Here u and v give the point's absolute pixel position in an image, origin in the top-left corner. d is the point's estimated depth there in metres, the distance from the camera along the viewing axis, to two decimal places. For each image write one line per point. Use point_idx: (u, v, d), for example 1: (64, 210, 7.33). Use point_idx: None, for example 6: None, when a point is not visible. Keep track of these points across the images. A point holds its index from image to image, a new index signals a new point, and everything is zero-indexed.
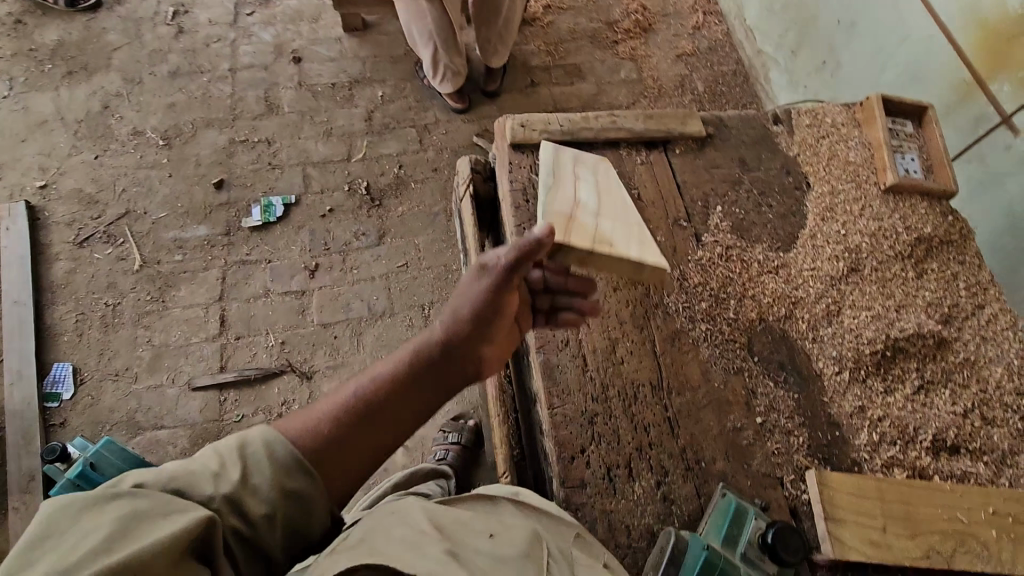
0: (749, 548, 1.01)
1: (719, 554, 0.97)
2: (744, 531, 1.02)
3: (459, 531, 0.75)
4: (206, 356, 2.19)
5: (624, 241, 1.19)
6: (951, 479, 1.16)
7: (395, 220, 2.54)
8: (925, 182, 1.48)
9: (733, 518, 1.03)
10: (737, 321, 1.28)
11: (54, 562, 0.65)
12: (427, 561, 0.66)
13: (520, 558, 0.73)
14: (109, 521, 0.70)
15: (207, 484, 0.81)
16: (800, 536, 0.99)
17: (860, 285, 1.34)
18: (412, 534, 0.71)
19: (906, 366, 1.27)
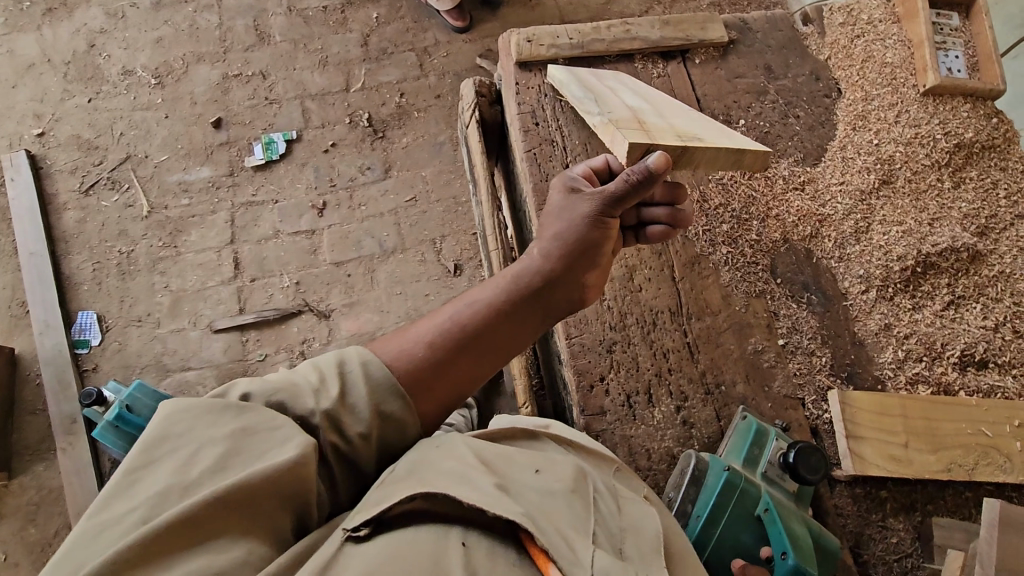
0: (769, 468, 1.02)
1: (740, 474, 0.98)
2: (764, 452, 1.04)
3: (505, 467, 0.74)
4: (224, 299, 2.22)
5: (709, 136, 1.02)
6: (976, 394, 1.15)
7: (400, 153, 2.46)
8: (969, 81, 1.36)
9: (754, 439, 1.04)
10: (760, 243, 1.23)
11: (172, 476, 0.65)
12: (479, 495, 0.66)
13: (568, 492, 0.72)
14: (222, 436, 0.69)
15: (312, 399, 0.79)
16: (821, 456, 1.00)
17: (891, 198, 1.27)
18: (460, 468, 0.71)
19: (938, 281, 1.22)
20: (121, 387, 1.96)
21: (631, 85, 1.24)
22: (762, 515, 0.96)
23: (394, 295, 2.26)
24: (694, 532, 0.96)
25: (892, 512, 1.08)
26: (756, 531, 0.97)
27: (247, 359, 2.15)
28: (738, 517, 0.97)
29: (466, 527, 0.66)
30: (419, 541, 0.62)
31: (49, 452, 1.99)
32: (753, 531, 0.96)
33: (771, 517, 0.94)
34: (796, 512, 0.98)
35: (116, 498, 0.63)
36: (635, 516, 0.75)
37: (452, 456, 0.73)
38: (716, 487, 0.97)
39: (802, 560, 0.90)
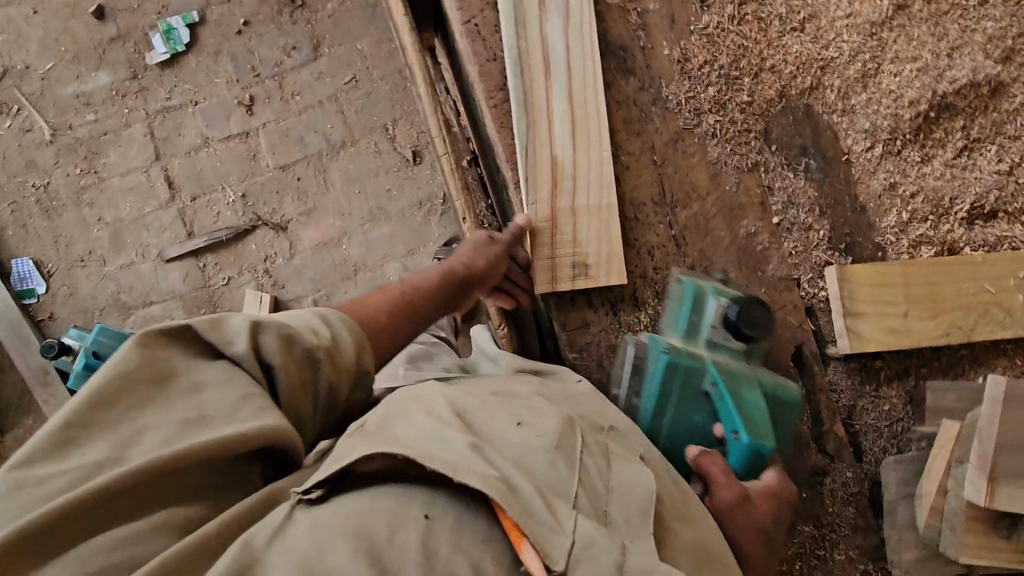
0: (714, 332, 0.88)
1: (680, 355, 0.86)
2: (705, 316, 0.90)
3: (486, 417, 0.63)
4: (168, 224, 2.02)
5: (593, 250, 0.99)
6: (981, 249, 1.06)
7: (327, 23, 2.08)
8: None
9: (690, 306, 0.90)
10: (752, 105, 1.05)
11: (105, 447, 0.51)
12: (451, 454, 0.55)
13: (555, 442, 0.61)
14: (177, 407, 0.54)
15: (315, 345, 0.66)
16: (762, 304, 0.85)
17: (907, 28, 1.06)
18: (431, 423, 0.59)
19: (952, 124, 1.07)
20: (83, 333, 1.86)
21: None
22: (711, 391, 0.86)
23: (352, 195, 2.07)
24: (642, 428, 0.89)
25: (886, 380, 1.06)
26: (707, 407, 0.88)
27: (210, 286, 2.02)
28: (686, 399, 0.88)
29: (429, 495, 0.54)
30: (376, 513, 0.50)
31: (34, 406, 1.95)
32: (704, 410, 0.87)
33: (721, 394, 0.84)
34: (746, 377, 0.87)
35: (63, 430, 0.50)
36: (626, 470, 0.63)
37: (420, 409, 0.62)
38: (656, 376, 0.87)
39: (753, 431, 0.82)
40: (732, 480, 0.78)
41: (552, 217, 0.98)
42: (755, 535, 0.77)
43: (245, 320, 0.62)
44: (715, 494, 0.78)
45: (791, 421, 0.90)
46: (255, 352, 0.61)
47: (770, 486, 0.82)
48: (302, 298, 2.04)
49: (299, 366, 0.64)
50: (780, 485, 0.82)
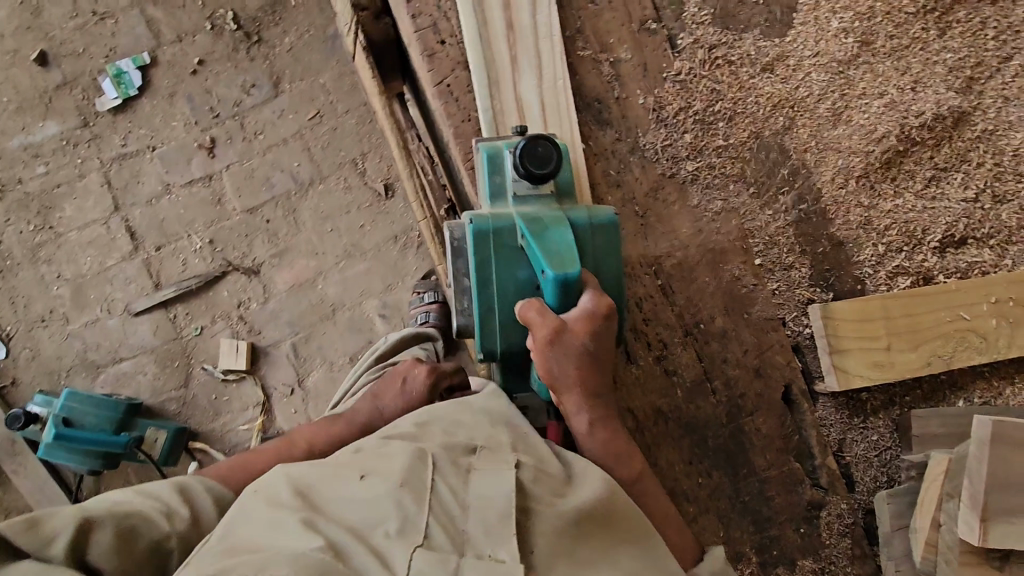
0: (517, 186, 0.87)
1: (485, 219, 0.84)
2: (505, 172, 0.88)
3: (325, 488, 0.67)
4: (133, 277, 1.94)
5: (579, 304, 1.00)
6: (953, 276, 1.10)
7: (286, 57, 2.02)
8: None
9: (489, 167, 0.88)
10: (729, 148, 1.05)
11: None
12: (274, 545, 0.60)
13: (393, 490, 0.65)
14: None
15: (165, 533, 0.69)
16: (550, 141, 0.83)
17: (871, 64, 1.08)
18: (264, 516, 0.64)
19: (920, 157, 1.10)
20: (50, 399, 1.78)
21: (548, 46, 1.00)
22: (524, 244, 0.84)
23: (325, 233, 2.02)
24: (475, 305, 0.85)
25: (873, 411, 1.08)
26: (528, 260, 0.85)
27: (183, 338, 1.95)
28: (505, 261, 0.84)
29: None
30: None
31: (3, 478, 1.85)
32: (524, 264, 0.84)
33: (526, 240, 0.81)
34: (553, 216, 0.84)
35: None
36: (482, 484, 0.67)
37: (261, 502, 0.66)
38: (471, 248, 0.85)
39: (559, 262, 0.77)
40: (546, 314, 0.78)
41: None
42: (580, 361, 0.79)
43: (72, 519, 0.63)
44: (535, 335, 0.79)
45: (619, 247, 0.85)
46: (94, 551, 0.64)
47: (585, 309, 0.78)
48: (281, 343, 1.98)
49: (138, 558, 0.66)
50: (596, 304, 0.78)
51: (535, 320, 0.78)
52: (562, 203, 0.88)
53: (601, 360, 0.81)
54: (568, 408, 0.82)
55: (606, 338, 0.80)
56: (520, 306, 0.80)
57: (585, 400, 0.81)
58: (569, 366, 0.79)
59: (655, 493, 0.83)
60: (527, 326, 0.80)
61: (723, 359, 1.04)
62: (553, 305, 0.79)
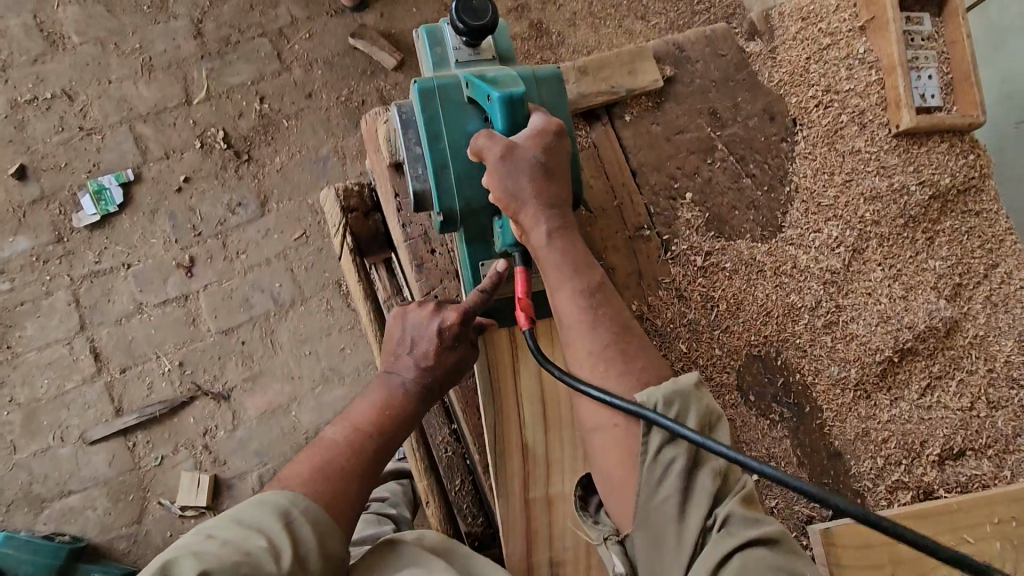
0: (459, 53, 0.92)
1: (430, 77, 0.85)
2: (447, 44, 0.92)
3: None
4: (93, 401, 1.82)
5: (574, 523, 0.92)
6: (954, 490, 1.06)
7: (275, 176, 2.00)
8: (944, 114, 1.12)
9: (431, 40, 0.92)
10: (724, 357, 1.03)
11: None
12: None
13: None
14: None
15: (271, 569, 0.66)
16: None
17: (863, 272, 1.08)
18: None
19: (914, 366, 1.08)
20: None
21: None
22: (469, 93, 0.85)
23: (303, 357, 1.94)
24: (429, 163, 0.84)
25: None
26: (477, 111, 0.86)
27: (140, 468, 1.81)
28: (451, 112, 0.85)
29: None
30: None
31: None
32: (472, 113, 0.85)
33: (471, 83, 0.83)
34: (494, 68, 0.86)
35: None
36: None
37: None
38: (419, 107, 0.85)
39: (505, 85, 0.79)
40: (495, 137, 0.79)
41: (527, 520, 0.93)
42: (532, 170, 0.78)
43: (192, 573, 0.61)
44: (487, 156, 0.79)
45: (562, 95, 0.88)
46: None
47: (535, 125, 0.80)
48: (247, 474, 1.86)
49: None
50: (546, 120, 0.80)
51: (485, 145, 0.79)
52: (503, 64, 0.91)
53: (556, 174, 0.80)
54: (528, 228, 0.79)
55: (559, 155, 0.81)
56: (473, 143, 0.81)
57: (542, 211, 0.79)
58: (523, 182, 0.78)
59: (616, 304, 0.78)
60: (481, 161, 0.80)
61: None
62: (502, 128, 0.80)
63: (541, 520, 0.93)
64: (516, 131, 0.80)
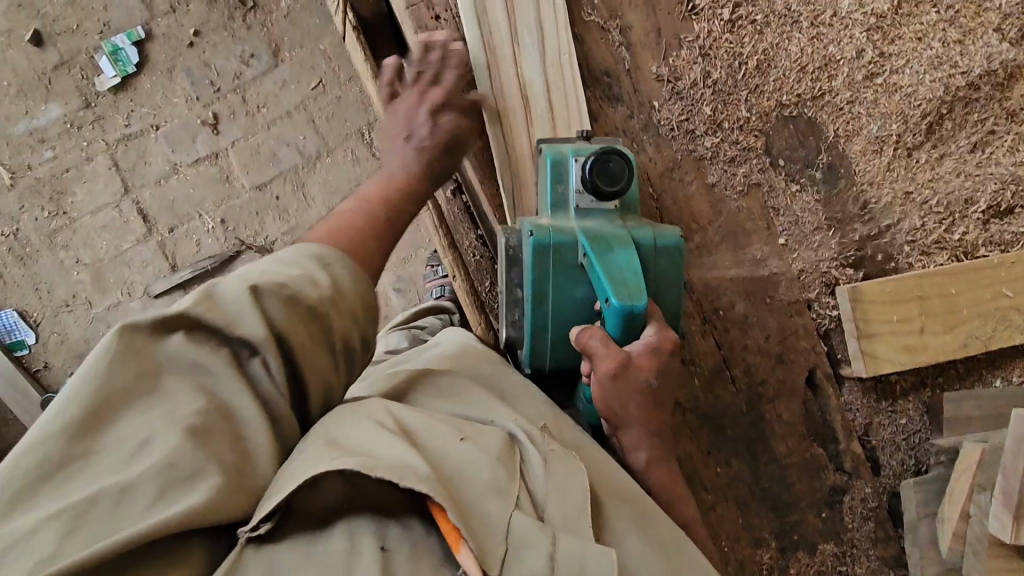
0: (579, 198, 0.82)
1: (546, 233, 0.80)
2: (569, 182, 0.83)
3: (425, 431, 0.62)
4: (149, 259, 1.95)
5: None
6: (997, 249, 1.01)
7: (283, 24, 1.93)
8: None
9: (553, 174, 0.83)
10: (754, 119, 0.97)
11: (114, 466, 0.48)
12: (386, 456, 0.55)
13: (492, 459, 0.60)
14: (185, 417, 0.50)
15: (319, 300, 0.58)
16: (623, 157, 0.80)
17: (914, 17, 0.97)
18: (375, 429, 0.58)
19: (966, 121, 1.00)
20: None
21: (552, 18, 0.93)
22: (584, 262, 0.80)
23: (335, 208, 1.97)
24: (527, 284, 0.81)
25: (902, 393, 1.03)
26: (587, 279, 0.81)
27: None
28: (564, 276, 0.81)
29: (355, 514, 0.54)
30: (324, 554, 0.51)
31: None
32: (583, 284, 0.80)
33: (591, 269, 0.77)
34: (615, 234, 0.79)
35: (30, 469, 0.46)
36: (564, 463, 0.64)
37: (364, 421, 0.59)
38: (529, 262, 0.81)
39: (626, 294, 0.73)
40: (609, 347, 0.73)
41: None
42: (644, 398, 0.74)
43: (242, 285, 0.55)
44: (595, 368, 0.74)
45: (680, 273, 0.81)
46: (270, 321, 0.55)
47: (649, 344, 0.74)
48: None
49: (307, 328, 0.57)
50: (662, 339, 0.75)
51: (596, 350, 0.74)
52: (625, 217, 0.84)
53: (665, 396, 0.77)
54: (626, 444, 0.77)
55: (670, 371, 0.76)
56: (580, 331, 0.76)
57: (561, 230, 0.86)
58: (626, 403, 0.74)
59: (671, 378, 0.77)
60: (585, 354, 0.76)
61: (742, 346, 1.00)
62: (615, 335, 0.75)
63: None
64: (629, 336, 0.75)
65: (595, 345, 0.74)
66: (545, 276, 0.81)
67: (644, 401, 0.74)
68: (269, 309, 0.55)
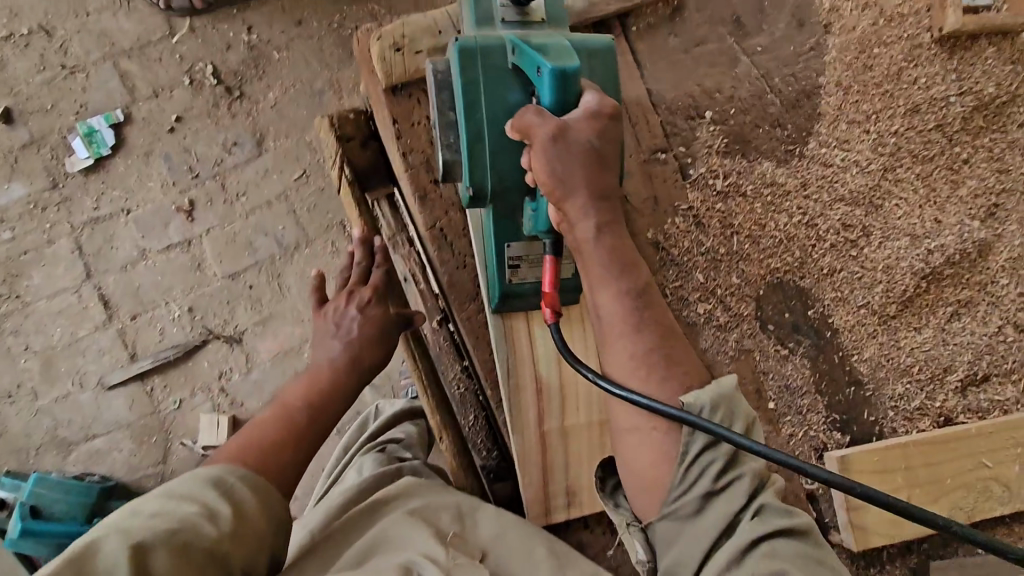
0: (506, 15, 0.79)
1: (472, 37, 0.75)
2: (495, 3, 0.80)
3: None
4: (107, 348, 1.84)
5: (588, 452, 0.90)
6: (976, 416, 1.04)
7: (269, 114, 1.91)
8: (995, 15, 1.02)
9: None
10: (744, 285, 0.99)
11: None
12: None
13: None
14: None
15: (213, 537, 0.59)
16: None
17: (894, 192, 1.02)
18: None
19: (944, 293, 1.03)
20: (19, 483, 1.68)
21: None
22: (514, 60, 0.74)
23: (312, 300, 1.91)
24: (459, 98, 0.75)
25: (890, 560, 1.02)
26: (520, 81, 0.75)
27: (160, 411, 1.84)
28: (494, 79, 0.75)
29: None
30: None
31: None
32: (515, 84, 0.74)
33: (519, 51, 0.72)
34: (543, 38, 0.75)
35: None
36: None
37: None
38: (456, 71, 0.75)
39: (557, 58, 0.67)
40: (544, 115, 0.67)
41: (542, 445, 0.89)
42: (586, 159, 0.65)
43: (122, 540, 0.56)
44: (534, 138, 0.66)
45: (615, 71, 0.76)
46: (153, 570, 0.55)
47: (588, 106, 0.67)
48: None
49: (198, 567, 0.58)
50: (602, 101, 0.67)
51: (532, 124, 0.67)
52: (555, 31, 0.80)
53: (614, 172, 0.67)
54: (572, 219, 0.66)
55: (614, 140, 0.68)
56: (516, 117, 0.69)
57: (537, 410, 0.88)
58: (574, 167, 0.65)
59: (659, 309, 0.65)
60: (523, 139, 0.69)
61: None
62: (551, 106, 0.68)
63: (558, 469, 0.90)
64: (564, 106, 0.68)
65: (529, 118, 0.67)
66: (474, 81, 0.74)
67: (587, 159, 0.65)
68: (155, 564, 0.55)
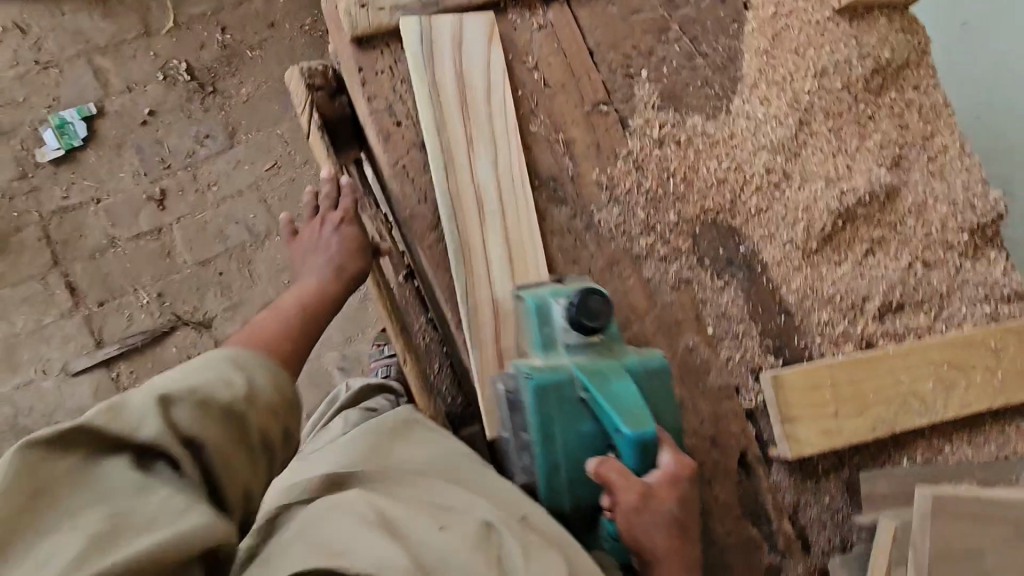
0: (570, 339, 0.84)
1: (544, 374, 0.81)
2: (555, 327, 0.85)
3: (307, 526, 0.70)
4: (73, 335, 1.83)
5: None
6: (895, 340, 1.15)
7: (241, 108, 1.99)
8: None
9: (539, 319, 0.85)
10: (681, 222, 1.10)
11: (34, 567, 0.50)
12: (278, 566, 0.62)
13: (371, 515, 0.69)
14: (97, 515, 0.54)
15: (231, 399, 0.67)
16: (603, 296, 0.83)
17: (809, 142, 1.15)
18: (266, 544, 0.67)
19: (858, 232, 1.16)
20: None
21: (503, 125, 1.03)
22: (585, 397, 0.82)
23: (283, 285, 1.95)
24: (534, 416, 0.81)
25: (825, 473, 1.11)
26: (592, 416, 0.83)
27: None
28: (571, 415, 0.82)
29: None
30: None
31: None
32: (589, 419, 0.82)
33: (594, 400, 0.80)
34: (613, 368, 0.83)
35: None
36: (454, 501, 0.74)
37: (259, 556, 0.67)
38: (532, 406, 0.82)
39: (636, 423, 0.78)
40: (629, 480, 0.79)
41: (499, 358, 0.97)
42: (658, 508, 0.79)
43: (150, 396, 0.62)
44: (618, 500, 0.78)
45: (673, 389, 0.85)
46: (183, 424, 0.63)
47: (668, 472, 0.80)
48: None
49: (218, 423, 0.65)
50: (678, 466, 0.81)
51: (617, 480, 0.78)
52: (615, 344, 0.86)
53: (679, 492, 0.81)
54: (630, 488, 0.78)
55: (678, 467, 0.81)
56: (599, 468, 0.79)
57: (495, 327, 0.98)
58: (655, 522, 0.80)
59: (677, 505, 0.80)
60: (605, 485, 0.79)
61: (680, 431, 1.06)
62: (633, 468, 0.81)
63: None
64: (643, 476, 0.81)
65: (614, 476, 0.78)
66: (552, 420, 0.82)
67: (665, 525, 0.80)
68: (180, 416, 0.63)
